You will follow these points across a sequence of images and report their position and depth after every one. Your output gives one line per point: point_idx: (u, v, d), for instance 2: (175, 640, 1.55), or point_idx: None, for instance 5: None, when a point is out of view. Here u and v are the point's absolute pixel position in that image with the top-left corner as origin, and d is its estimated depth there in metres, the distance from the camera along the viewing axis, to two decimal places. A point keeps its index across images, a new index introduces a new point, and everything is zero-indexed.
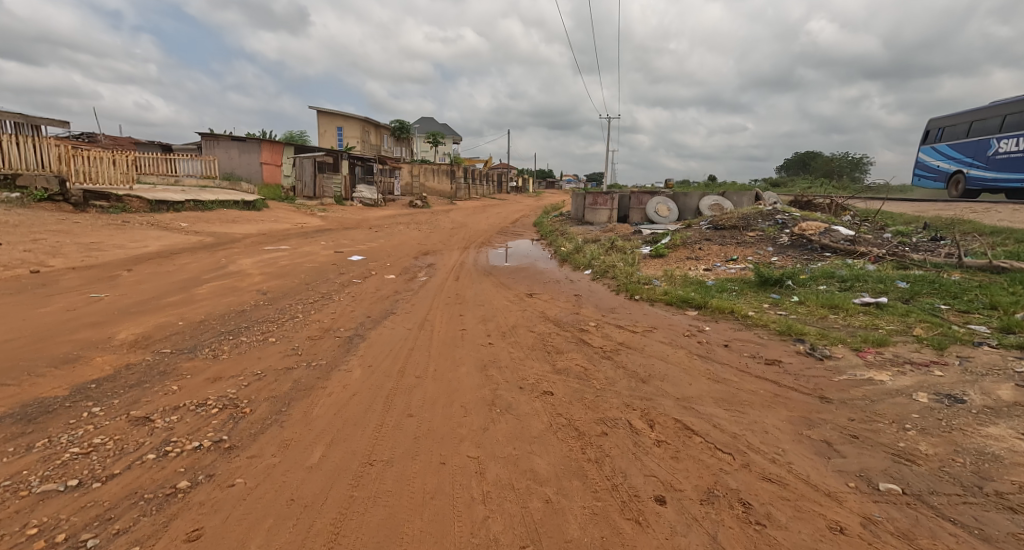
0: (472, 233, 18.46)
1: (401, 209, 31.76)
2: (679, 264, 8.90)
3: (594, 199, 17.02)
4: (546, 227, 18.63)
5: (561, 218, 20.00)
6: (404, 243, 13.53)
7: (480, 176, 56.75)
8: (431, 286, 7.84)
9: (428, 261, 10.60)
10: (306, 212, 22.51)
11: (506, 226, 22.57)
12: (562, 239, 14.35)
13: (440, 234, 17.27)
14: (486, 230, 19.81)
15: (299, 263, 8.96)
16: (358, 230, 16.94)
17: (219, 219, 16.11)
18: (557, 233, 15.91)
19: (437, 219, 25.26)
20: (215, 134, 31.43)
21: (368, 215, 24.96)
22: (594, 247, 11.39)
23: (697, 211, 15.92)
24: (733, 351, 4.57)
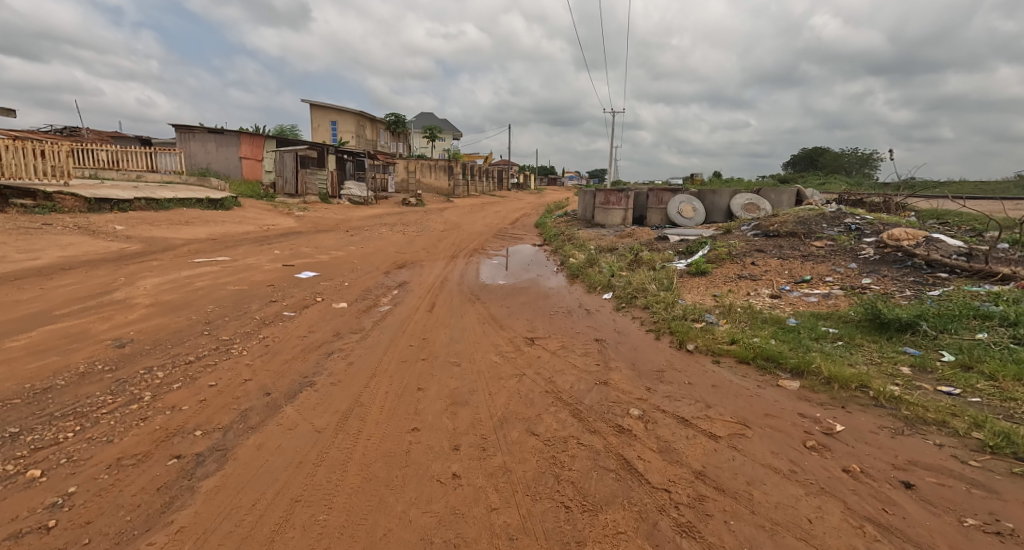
0: (465, 237, 16.16)
1: (392, 208, 29.44)
2: (731, 287, 6.66)
3: (606, 198, 14.83)
4: (550, 231, 16.37)
5: (567, 220, 17.72)
6: (379, 252, 11.33)
7: (480, 173, 54.21)
8: (390, 325, 5.57)
9: (400, 279, 8.36)
10: (282, 213, 20.32)
11: (505, 228, 20.33)
12: (569, 246, 12.08)
13: (426, 238, 15.05)
14: (481, 233, 17.53)
15: (221, 285, 6.77)
16: (333, 233, 14.72)
17: (168, 222, 13.94)
18: (563, 238, 13.65)
19: (429, 219, 23.01)
20: (192, 128, 29.32)
21: (352, 215, 22.70)
22: (612, 260, 9.10)
23: (727, 212, 13.68)
24: (937, 510, 2.29)
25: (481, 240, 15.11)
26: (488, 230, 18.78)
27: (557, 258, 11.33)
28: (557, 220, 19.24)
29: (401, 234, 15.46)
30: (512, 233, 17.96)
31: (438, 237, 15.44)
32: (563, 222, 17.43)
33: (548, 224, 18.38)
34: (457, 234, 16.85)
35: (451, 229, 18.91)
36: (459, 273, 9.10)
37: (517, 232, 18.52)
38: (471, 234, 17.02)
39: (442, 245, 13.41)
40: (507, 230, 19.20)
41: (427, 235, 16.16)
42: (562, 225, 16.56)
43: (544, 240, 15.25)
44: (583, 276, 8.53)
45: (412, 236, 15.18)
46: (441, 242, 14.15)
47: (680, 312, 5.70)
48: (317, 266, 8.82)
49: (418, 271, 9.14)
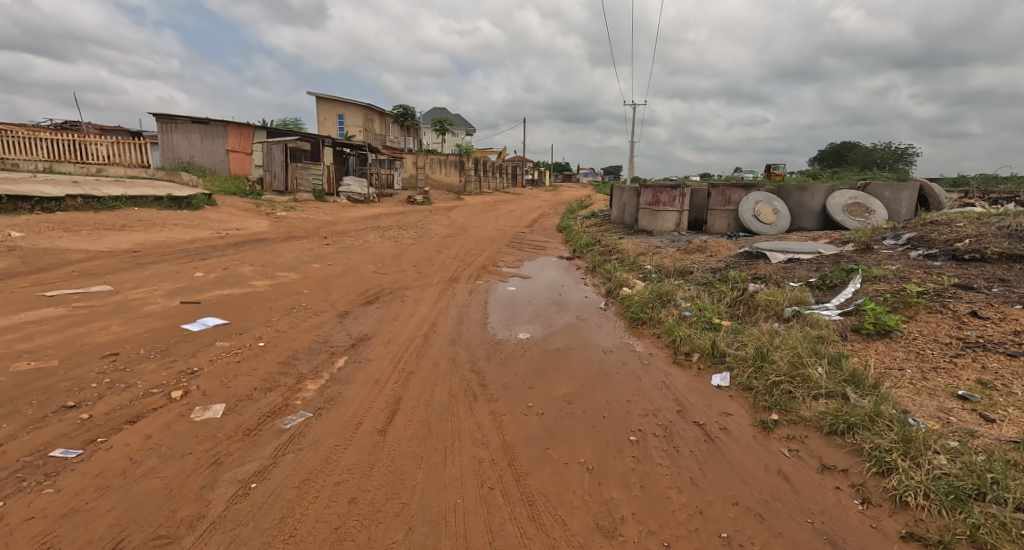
0: (473, 245, 13.09)
1: (394, 208, 26.35)
2: (983, 377, 3.36)
3: (655, 195, 11.64)
4: (582, 238, 13.12)
5: (601, 224, 14.46)
6: (350, 275, 8.24)
7: (492, 169, 51.02)
8: (272, 505, 2.38)
9: (358, 333, 5.18)
10: (259, 216, 17.49)
11: (522, 232, 17.28)
12: (613, 264, 8.88)
13: (422, 248, 11.92)
14: (492, 240, 14.36)
15: (3, 363, 3.68)
16: (305, 243, 11.70)
17: (95, 231, 11.12)
18: (601, 252, 10.41)
19: (434, 221, 19.98)
20: (177, 118, 26.80)
21: (344, 217, 19.77)
22: (699, 297, 5.79)
23: (821, 216, 10.28)
24: None
25: (492, 251, 11.92)
26: (501, 236, 15.61)
27: (601, 284, 8.06)
28: (587, 225, 15.96)
29: (392, 244, 12.38)
30: (530, 240, 14.76)
31: (438, 247, 12.32)
32: (598, 227, 14.17)
33: (580, 229, 15.10)
34: (463, 242, 13.69)
35: (457, 234, 15.77)
36: (456, 317, 5.89)
37: (536, 238, 15.28)
38: (479, 242, 13.86)
39: (440, 259, 10.29)
40: (523, 235, 16.00)
41: (425, 243, 13.08)
42: (598, 231, 13.28)
43: (574, 250, 12.00)
44: (660, 328, 5.24)
45: (405, 246, 12.04)
46: (439, 254, 11.02)
47: (959, 469, 2.37)
48: (232, 308, 5.69)
49: (392, 313, 5.98)
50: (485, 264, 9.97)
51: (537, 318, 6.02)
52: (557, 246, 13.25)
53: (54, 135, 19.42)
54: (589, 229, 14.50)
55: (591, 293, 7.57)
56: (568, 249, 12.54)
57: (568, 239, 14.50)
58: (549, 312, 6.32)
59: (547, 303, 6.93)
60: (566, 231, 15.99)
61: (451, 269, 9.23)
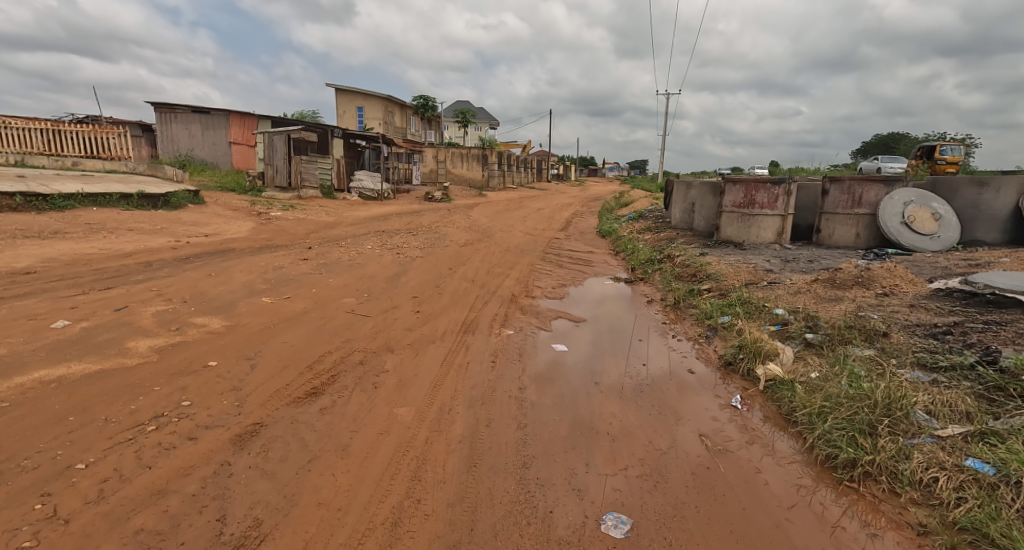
0: (497, 257, 10.21)
1: (410, 206, 23.71)
2: None
3: (748, 194, 8.61)
4: (644, 252, 10.09)
5: (666, 234, 11.40)
6: (308, 319, 5.38)
7: (516, 163, 47.94)
8: None
9: (243, 524, 2.27)
10: (247, 218, 14.98)
11: (556, 237, 14.35)
12: (713, 303, 5.87)
13: (429, 265, 9.06)
14: (522, 250, 11.39)
15: None
16: (277, 257, 8.94)
17: (8, 239, 8.60)
18: (683, 280, 7.34)
19: (452, 222, 17.22)
20: (176, 107, 24.74)
21: (347, 218, 17.17)
22: (993, 423, 2.72)
23: (1010, 223, 7.02)
24: None
25: (524, 270, 8.96)
26: (531, 243, 12.61)
27: (708, 345, 5.00)
28: (642, 233, 12.90)
29: (392, 258, 9.58)
30: (568, 251, 11.72)
31: (452, 263, 9.43)
32: (660, 238, 11.09)
33: (636, 239, 12.05)
34: (486, 253, 10.77)
35: (477, 241, 12.87)
36: (469, 451, 2.95)
37: (576, 248, 12.25)
38: (506, 253, 10.91)
39: (451, 284, 7.40)
40: (558, 243, 13.01)
41: (436, 256, 10.21)
42: (662, 245, 10.22)
43: (634, 271, 8.96)
44: (958, 525, 2.22)
45: (409, 263, 9.17)
46: (450, 274, 8.12)
47: None
48: (17, 428, 2.82)
49: (342, 440, 3.04)
50: (515, 296, 7.01)
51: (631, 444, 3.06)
52: (609, 262, 10.21)
53: (25, 122, 17.31)
54: (649, 239, 11.44)
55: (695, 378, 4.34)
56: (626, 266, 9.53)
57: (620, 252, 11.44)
58: (647, 421, 3.37)
59: (633, 401, 3.86)
60: (616, 241, 12.93)
61: (465, 304, 6.30)
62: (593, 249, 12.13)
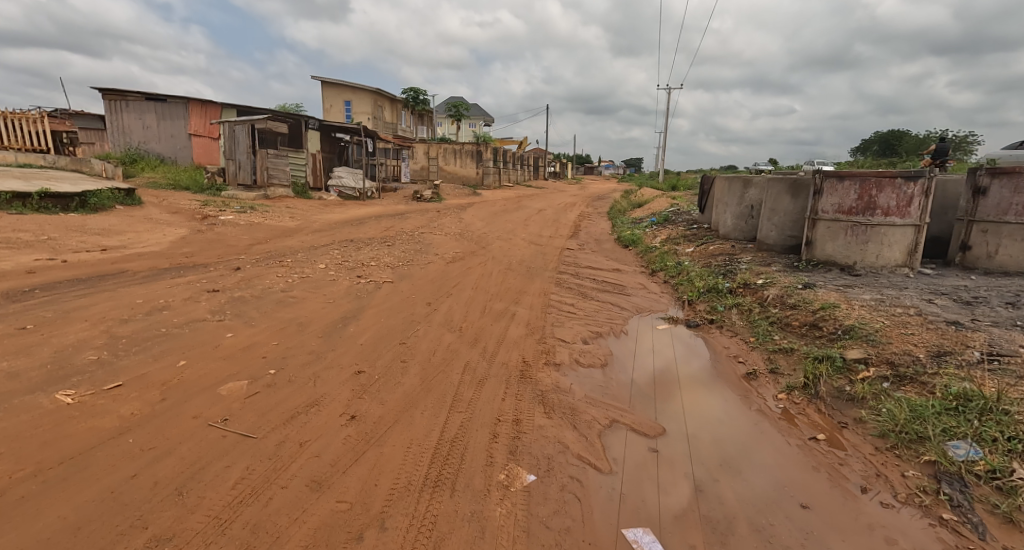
0: (494, 282, 7.57)
1: (395, 207, 21.09)
2: None
3: (866, 196, 5.90)
4: (700, 277, 7.36)
5: (722, 249, 8.68)
6: (109, 459, 2.57)
7: (512, 160, 45.25)
8: None
9: None
10: (186, 223, 12.23)
11: (565, 247, 11.74)
12: (911, 400, 3.17)
13: (399, 301, 6.33)
14: (529, 270, 8.69)
15: None
16: (177, 286, 6.17)
17: None
18: (798, 336, 4.53)
19: (439, 228, 14.62)
20: (127, 94, 21.85)
21: (314, 223, 14.53)
22: None
23: None
24: None
25: (535, 307, 6.24)
26: (538, 259, 9.89)
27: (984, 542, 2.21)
28: (680, 244, 10.19)
29: (349, 288, 6.85)
30: (589, 271, 9.01)
31: (433, 296, 6.71)
32: (714, 256, 8.38)
33: (678, 256, 9.31)
34: (481, 277, 7.99)
35: (471, 256, 10.17)
36: None
37: (596, 266, 9.54)
38: (509, 276, 8.18)
39: (423, 347, 4.65)
40: (572, 258, 10.33)
41: (413, 283, 7.47)
42: (723, 266, 7.51)
43: (696, 310, 6.21)
44: None
45: (370, 297, 6.41)
46: (425, 325, 5.35)
47: None
48: None
49: None
50: (526, 373, 4.16)
51: (684, 534, 2.36)
52: (651, 292, 7.44)
53: None
54: (699, 255, 8.71)
55: (698, 368, 4.45)
56: (680, 300, 6.79)
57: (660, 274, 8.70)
58: (689, 488, 2.67)
59: (648, 423, 3.39)
60: (649, 255, 10.19)
61: (440, 408, 3.43)
62: (617, 267, 9.45)
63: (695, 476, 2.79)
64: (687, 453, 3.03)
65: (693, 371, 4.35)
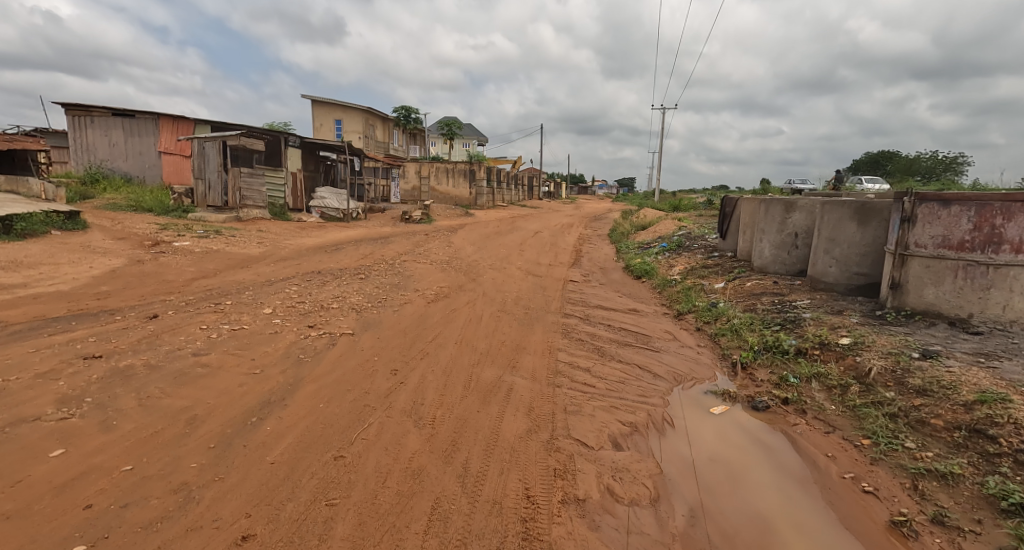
0: (484, 334, 5.97)
1: (379, 231, 19.58)
2: None
3: (985, 226, 4.37)
4: (750, 328, 5.73)
5: (766, 288, 7.12)
6: None
7: (506, 179, 44.08)
8: None
9: None
10: (128, 251, 10.56)
11: (566, 281, 10.19)
12: None
13: (352, 370, 4.65)
14: (526, 315, 7.07)
15: None
16: (44, 351, 4.46)
17: None
18: (956, 452, 2.90)
19: (425, 256, 13.07)
20: (91, 109, 20.29)
21: (283, 250, 12.91)
22: None
23: None
24: None
25: (538, 380, 4.59)
26: (536, 299, 8.27)
27: None
28: (708, 279, 8.63)
29: (292, 346, 5.18)
30: (601, 314, 7.39)
31: (401, 359, 5.04)
32: (757, 297, 6.80)
33: (709, 295, 7.71)
34: (467, 326, 6.34)
35: (456, 293, 8.54)
36: None
37: (607, 307, 7.93)
38: (502, 325, 6.53)
39: (368, 469, 2.96)
40: (576, 297, 8.74)
41: (379, 337, 5.81)
42: (776, 313, 5.90)
43: (757, 381, 4.58)
44: None
45: (314, 364, 4.71)
46: (377, 420, 3.65)
47: None
48: None
49: None
50: (529, 541, 2.45)
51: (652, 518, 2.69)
52: (686, 348, 5.79)
53: None
54: (738, 295, 7.12)
55: (772, 468, 3.18)
56: (731, 363, 5.14)
57: (690, 317, 7.11)
58: None
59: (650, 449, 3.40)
60: (671, 291, 8.59)
61: None
62: (633, 308, 7.86)
63: (696, 499, 2.89)
64: (688, 476, 3.12)
65: (768, 477, 3.09)
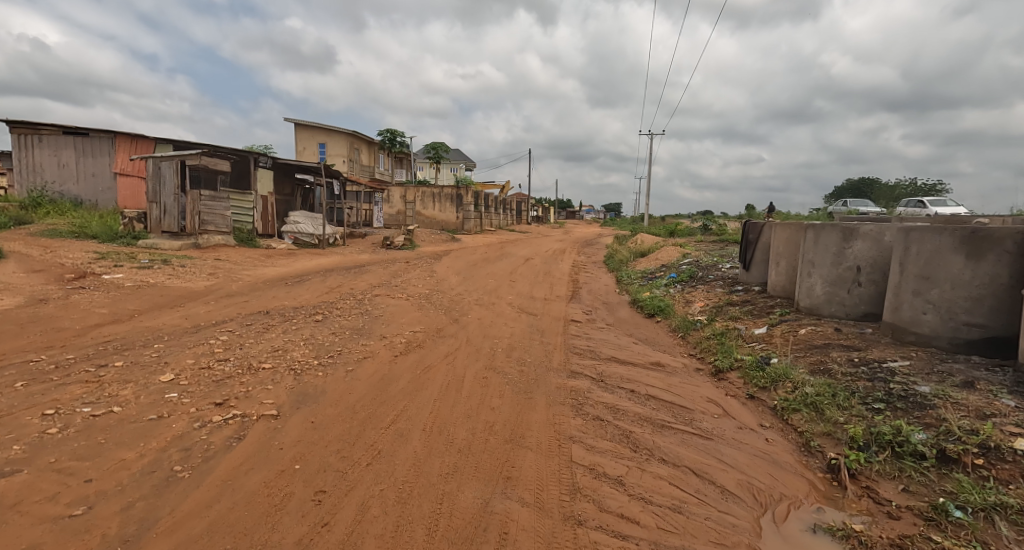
0: (468, 413, 4.28)
1: (355, 259, 17.89)
2: None
3: None
4: (841, 406, 4.05)
5: (833, 341, 5.55)
6: None
7: (494, 204, 42.84)
8: None
9: None
10: (38, 287, 8.74)
11: (566, 322, 8.55)
12: None
13: (247, 499, 2.88)
14: (523, 381, 5.35)
15: None
16: None
17: None
18: None
19: (401, 291, 11.40)
20: (39, 127, 18.54)
21: (237, 283, 11.17)
22: None
23: None
24: None
25: (549, 515, 2.90)
26: (532, 351, 6.58)
27: None
28: (744, 324, 7.06)
29: (172, 446, 3.35)
30: (619, 376, 5.70)
31: (333, 469, 3.27)
32: (826, 354, 5.21)
33: (754, 348, 6.10)
34: (441, 401, 4.59)
35: (433, 344, 6.81)
36: None
37: (624, 362, 6.26)
38: (489, 397, 4.79)
39: None
40: (582, 347, 7.07)
41: (313, 422, 4.01)
42: (870, 384, 4.24)
43: (898, 507, 2.93)
44: None
45: (174, 500, 2.83)
46: None
47: None
48: None
49: None
50: None
51: None
52: (751, 436, 4.09)
53: None
54: (798, 350, 5.52)
55: None
56: (827, 464, 3.49)
57: (736, 378, 5.51)
58: None
59: None
60: (701, 339, 6.98)
61: None
62: (657, 364, 6.21)
63: None
64: None
65: None
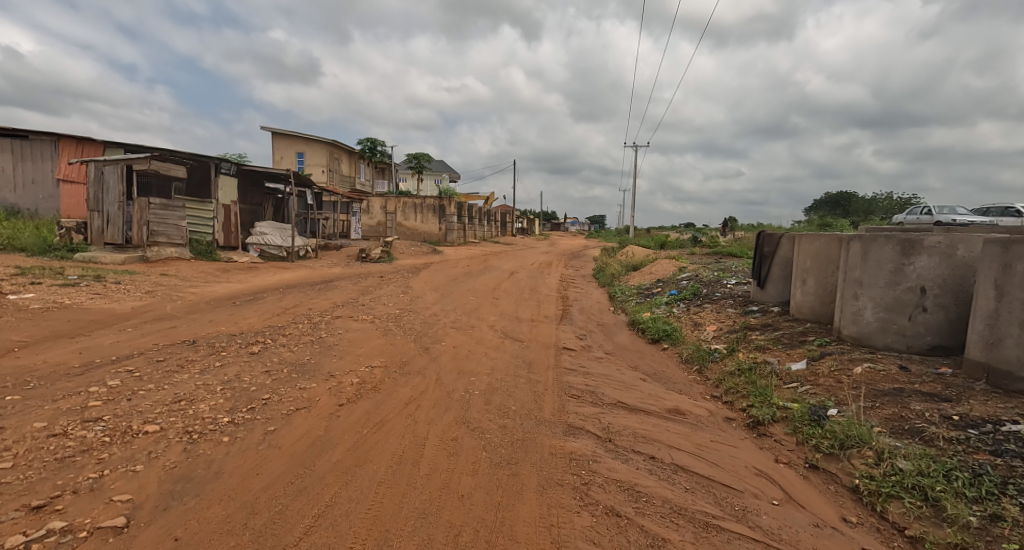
0: (426, 516, 2.92)
1: (324, 274, 16.37)
2: None
3: None
4: (975, 502, 2.87)
5: (906, 386, 4.29)
6: None
7: (478, 215, 41.51)
8: None
9: None
10: None
11: (557, 351, 7.22)
12: None
13: None
14: (506, 444, 3.99)
15: None
16: None
17: None
18: None
19: (368, 312, 9.94)
20: None
21: (174, 303, 9.61)
22: None
23: None
24: None
25: None
26: (517, 396, 5.21)
27: None
28: (776, 357, 5.79)
29: None
30: (632, 432, 4.36)
31: None
32: (905, 405, 3.96)
33: (800, 392, 4.82)
34: (387, 486, 3.24)
35: (392, 386, 5.41)
36: None
37: (634, 411, 4.92)
38: (457, 477, 3.44)
39: None
40: (580, 386, 5.71)
41: (178, 539, 2.61)
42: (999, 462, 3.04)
43: None
44: None
45: None
46: None
47: None
48: None
49: None
50: None
51: None
52: (844, 549, 2.78)
53: None
54: (864, 398, 4.25)
55: None
56: None
57: (784, 435, 4.23)
58: None
59: None
60: (727, 377, 5.70)
61: None
62: (676, 413, 4.88)
63: None
64: None
65: None
